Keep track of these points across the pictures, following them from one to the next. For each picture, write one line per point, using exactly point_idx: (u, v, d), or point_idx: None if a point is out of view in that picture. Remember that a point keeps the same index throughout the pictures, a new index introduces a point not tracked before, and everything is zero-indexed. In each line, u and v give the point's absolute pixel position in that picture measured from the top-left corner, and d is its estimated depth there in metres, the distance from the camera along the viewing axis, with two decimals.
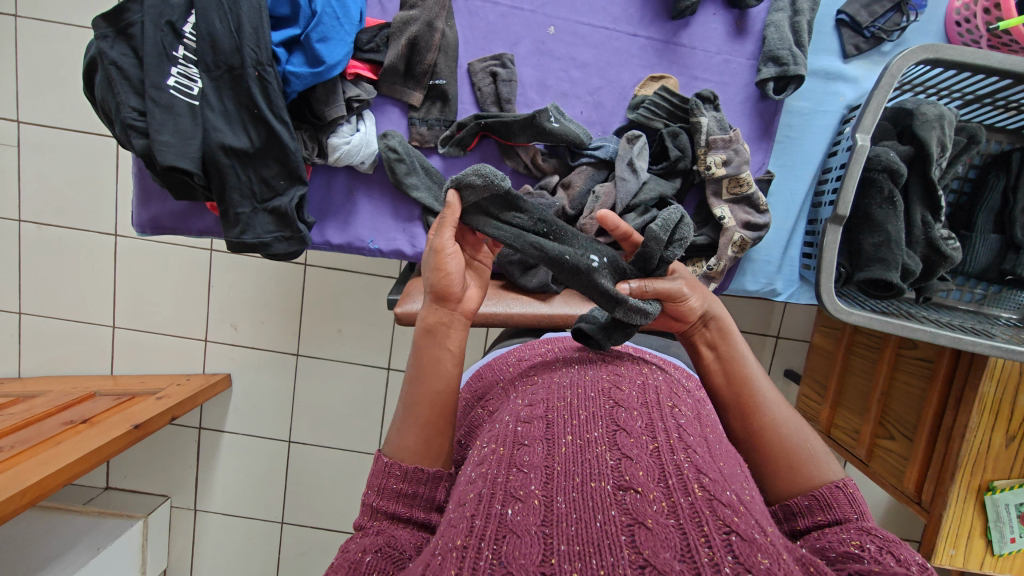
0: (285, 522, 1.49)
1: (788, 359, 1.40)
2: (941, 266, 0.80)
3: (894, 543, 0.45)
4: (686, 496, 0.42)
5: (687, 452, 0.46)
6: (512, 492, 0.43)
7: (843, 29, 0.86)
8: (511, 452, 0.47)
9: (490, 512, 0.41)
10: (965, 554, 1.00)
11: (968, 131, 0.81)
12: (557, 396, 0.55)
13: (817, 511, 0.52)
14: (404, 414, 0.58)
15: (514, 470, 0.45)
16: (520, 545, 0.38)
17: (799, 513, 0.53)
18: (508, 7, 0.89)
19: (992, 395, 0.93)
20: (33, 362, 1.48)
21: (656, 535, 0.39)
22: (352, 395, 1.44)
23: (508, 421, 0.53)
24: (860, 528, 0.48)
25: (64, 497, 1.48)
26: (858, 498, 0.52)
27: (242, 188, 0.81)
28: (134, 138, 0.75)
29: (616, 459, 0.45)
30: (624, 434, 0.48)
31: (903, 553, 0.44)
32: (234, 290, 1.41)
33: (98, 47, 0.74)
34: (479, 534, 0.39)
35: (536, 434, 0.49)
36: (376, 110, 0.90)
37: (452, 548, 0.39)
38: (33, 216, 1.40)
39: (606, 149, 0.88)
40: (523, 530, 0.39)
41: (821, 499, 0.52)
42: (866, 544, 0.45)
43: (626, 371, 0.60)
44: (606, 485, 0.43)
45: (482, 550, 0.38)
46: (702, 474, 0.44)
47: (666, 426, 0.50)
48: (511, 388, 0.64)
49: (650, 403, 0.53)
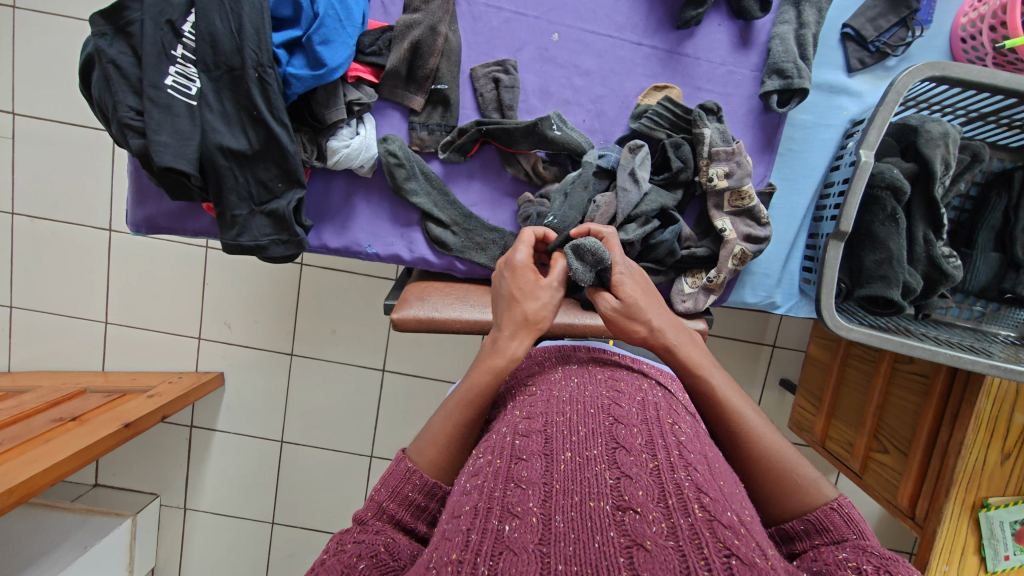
0: (274, 522, 1.48)
1: (784, 369, 1.39)
2: (942, 285, 0.80)
3: (891, 561, 0.44)
4: (686, 517, 0.41)
5: (687, 470, 0.46)
6: (509, 508, 0.42)
7: (848, 43, 0.86)
8: (507, 466, 0.46)
9: (486, 527, 0.40)
10: (959, 569, 0.99)
11: (972, 149, 0.81)
12: (555, 411, 0.54)
13: (814, 534, 0.51)
14: (437, 425, 0.59)
15: (511, 486, 0.44)
16: (516, 562, 0.37)
17: (796, 536, 0.52)
18: (512, 12, 0.88)
19: (989, 412, 0.93)
20: (24, 356, 1.47)
21: (655, 557, 0.38)
22: (346, 396, 1.43)
23: (504, 433, 0.51)
24: (856, 547, 0.47)
25: (52, 494, 1.46)
26: (856, 519, 0.51)
27: (239, 190, 0.80)
28: (131, 137, 0.74)
29: (615, 478, 0.45)
30: (623, 452, 0.48)
31: (901, 572, 0.43)
32: (229, 289, 1.40)
33: (97, 45, 0.73)
34: (475, 548, 0.38)
35: (533, 449, 0.48)
36: (376, 114, 0.89)
37: (446, 562, 0.38)
38: (26, 209, 1.38)
39: (608, 158, 0.86)
40: (519, 547, 0.39)
41: (817, 523, 0.51)
42: (863, 564, 0.44)
43: (625, 386, 0.59)
44: (605, 505, 0.42)
45: (478, 566, 0.37)
46: (702, 493, 0.44)
47: (666, 443, 0.49)
48: (508, 399, 0.63)
49: (650, 419, 0.53)
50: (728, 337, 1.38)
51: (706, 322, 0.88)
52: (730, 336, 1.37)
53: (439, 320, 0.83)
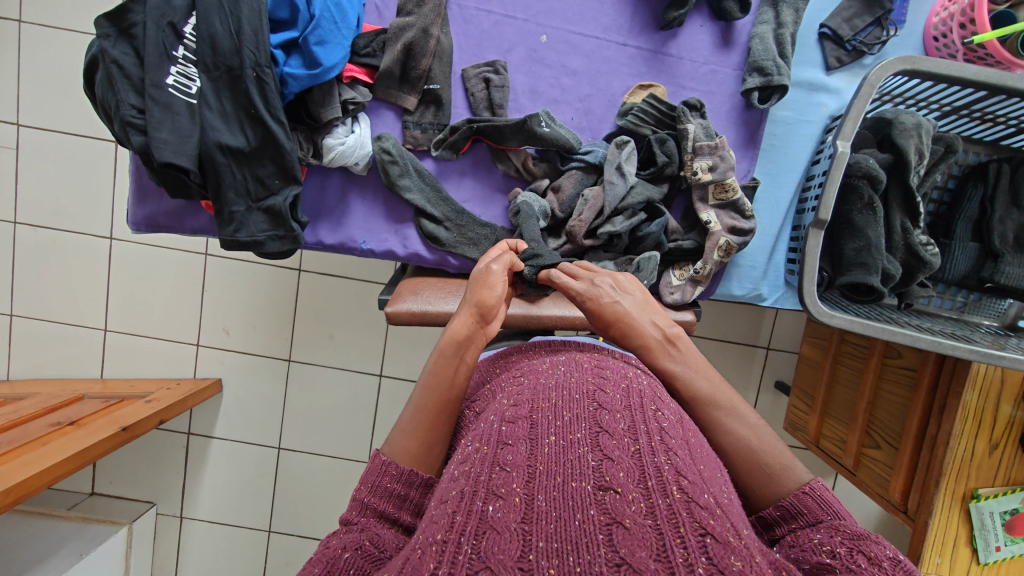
0: (271, 530, 1.48)
1: (777, 370, 1.41)
2: (921, 272, 0.82)
3: (863, 541, 0.45)
4: (664, 497, 0.41)
5: (667, 455, 0.46)
6: (493, 490, 0.42)
7: (825, 41, 0.89)
8: (494, 452, 0.46)
9: (471, 509, 0.40)
10: (951, 563, 1.00)
11: (945, 141, 0.84)
12: (541, 397, 0.53)
13: (790, 519, 0.52)
14: (411, 419, 0.60)
15: (496, 469, 0.44)
16: (499, 541, 0.38)
17: (774, 522, 0.53)
18: (502, 15, 0.91)
19: (975, 403, 0.94)
20: (23, 364, 1.48)
21: (633, 535, 0.38)
22: (342, 401, 1.43)
23: (492, 420, 0.51)
24: (831, 528, 0.48)
25: (48, 503, 1.46)
26: (829, 499, 0.52)
27: (237, 186, 0.83)
28: (132, 134, 0.76)
29: (597, 459, 0.44)
30: (606, 436, 0.47)
31: (874, 551, 0.44)
32: (228, 294, 1.42)
33: (101, 46, 0.76)
34: (459, 529, 0.38)
35: (519, 434, 0.47)
36: (371, 114, 0.92)
37: (431, 542, 0.38)
38: (28, 218, 1.40)
39: (596, 154, 0.89)
40: (503, 526, 0.39)
41: (791, 509, 0.52)
42: (836, 548, 0.45)
43: (611, 373, 0.58)
44: (586, 485, 0.42)
45: (462, 545, 0.37)
46: (681, 476, 0.44)
47: (649, 429, 0.49)
48: (495, 390, 0.63)
49: (633, 406, 0.52)
50: (720, 338, 1.39)
51: (694, 314, 0.90)
52: (723, 337, 1.39)
53: (431, 313, 0.85)
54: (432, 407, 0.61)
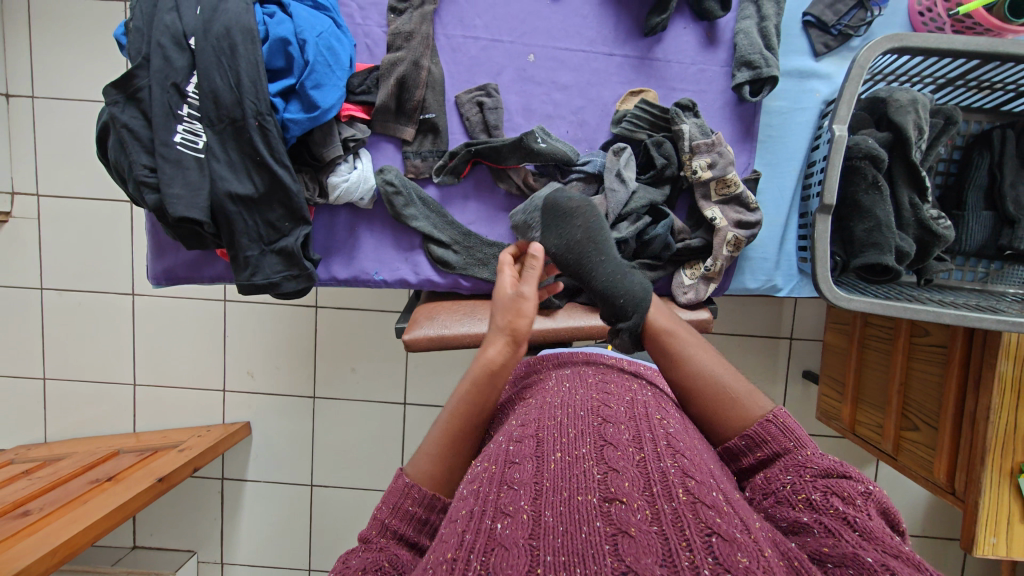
0: (311, 568, 1.49)
1: (804, 360, 1.38)
2: (935, 246, 0.82)
3: (835, 480, 0.47)
4: (670, 502, 0.41)
5: (674, 457, 0.45)
6: (501, 508, 0.40)
7: (810, 29, 0.90)
8: (502, 470, 0.45)
9: (480, 526, 0.39)
10: (1008, 542, 0.96)
11: (944, 113, 0.84)
12: (547, 415, 0.52)
13: (754, 448, 0.54)
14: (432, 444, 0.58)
15: (504, 487, 0.43)
16: (507, 557, 0.36)
17: (739, 451, 0.55)
18: (489, 40, 0.93)
19: (1011, 375, 0.91)
20: (59, 426, 1.51)
21: (639, 542, 0.37)
22: (369, 434, 1.44)
23: (500, 441, 0.50)
24: (796, 466, 0.50)
25: (92, 560, 1.47)
26: (792, 427, 0.54)
27: (250, 232, 0.85)
28: (146, 193, 0.80)
29: (602, 472, 0.44)
30: (611, 448, 0.46)
31: (845, 491, 0.46)
32: (251, 338, 1.44)
33: (111, 113, 0.79)
34: (469, 546, 0.37)
35: (526, 452, 0.47)
36: (371, 148, 0.94)
37: (442, 561, 0.36)
38: (54, 283, 1.45)
39: (594, 164, 0.91)
40: (511, 543, 0.37)
41: (755, 438, 0.54)
42: (811, 495, 0.46)
43: (615, 388, 0.58)
44: (592, 497, 0.41)
45: (471, 562, 0.36)
46: (688, 477, 0.43)
47: (654, 435, 0.49)
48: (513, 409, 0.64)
49: (638, 416, 0.52)
50: (741, 333, 1.37)
51: (710, 311, 0.90)
52: (743, 332, 1.37)
53: (448, 336, 0.86)
54: (455, 433, 0.59)
